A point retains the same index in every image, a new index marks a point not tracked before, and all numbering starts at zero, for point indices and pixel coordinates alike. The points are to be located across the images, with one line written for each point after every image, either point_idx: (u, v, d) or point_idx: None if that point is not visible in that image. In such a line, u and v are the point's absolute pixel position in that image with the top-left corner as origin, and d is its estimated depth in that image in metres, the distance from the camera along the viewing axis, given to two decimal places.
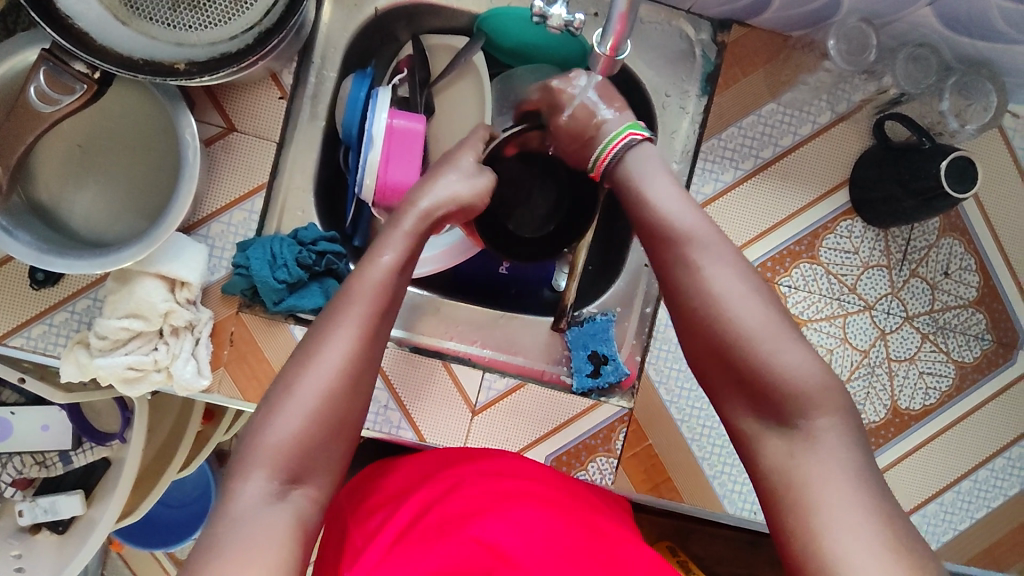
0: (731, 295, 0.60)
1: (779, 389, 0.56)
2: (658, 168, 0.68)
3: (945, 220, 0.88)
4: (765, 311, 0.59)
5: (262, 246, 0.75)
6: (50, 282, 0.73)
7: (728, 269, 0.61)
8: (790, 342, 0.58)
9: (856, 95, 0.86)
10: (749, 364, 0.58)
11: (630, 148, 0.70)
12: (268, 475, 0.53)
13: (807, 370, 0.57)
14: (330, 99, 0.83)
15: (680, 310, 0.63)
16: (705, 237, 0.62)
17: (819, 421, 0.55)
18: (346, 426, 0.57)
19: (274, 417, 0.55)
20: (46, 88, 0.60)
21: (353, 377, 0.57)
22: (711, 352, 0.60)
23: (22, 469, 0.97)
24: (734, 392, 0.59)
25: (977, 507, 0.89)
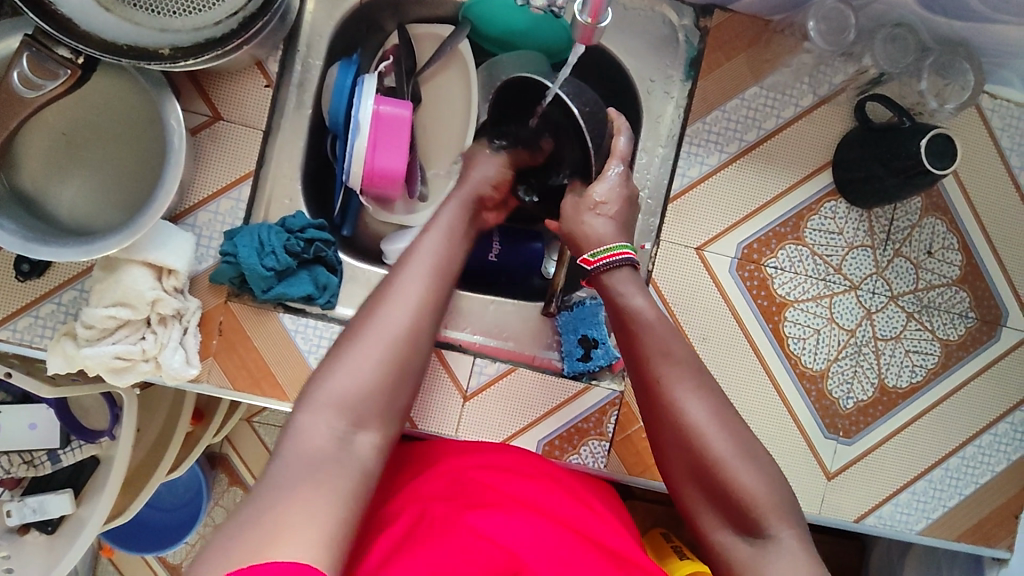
0: (708, 421, 0.60)
1: (753, 509, 0.57)
2: (633, 285, 0.69)
3: (926, 199, 0.89)
4: (738, 437, 0.60)
5: (249, 234, 0.75)
6: (35, 274, 0.73)
7: (703, 397, 0.62)
8: (760, 467, 0.59)
9: (837, 77, 0.87)
10: (722, 486, 0.59)
11: (618, 267, 0.70)
12: (336, 415, 0.54)
13: (772, 492, 0.58)
14: (316, 87, 0.83)
15: (657, 430, 0.63)
16: (680, 365, 0.63)
17: (785, 537, 0.56)
18: (405, 382, 0.58)
19: (329, 374, 0.56)
20: (29, 73, 0.60)
21: (412, 338, 0.59)
22: (686, 474, 0.61)
23: (10, 468, 0.95)
24: (711, 511, 0.60)
25: (966, 483, 0.90)
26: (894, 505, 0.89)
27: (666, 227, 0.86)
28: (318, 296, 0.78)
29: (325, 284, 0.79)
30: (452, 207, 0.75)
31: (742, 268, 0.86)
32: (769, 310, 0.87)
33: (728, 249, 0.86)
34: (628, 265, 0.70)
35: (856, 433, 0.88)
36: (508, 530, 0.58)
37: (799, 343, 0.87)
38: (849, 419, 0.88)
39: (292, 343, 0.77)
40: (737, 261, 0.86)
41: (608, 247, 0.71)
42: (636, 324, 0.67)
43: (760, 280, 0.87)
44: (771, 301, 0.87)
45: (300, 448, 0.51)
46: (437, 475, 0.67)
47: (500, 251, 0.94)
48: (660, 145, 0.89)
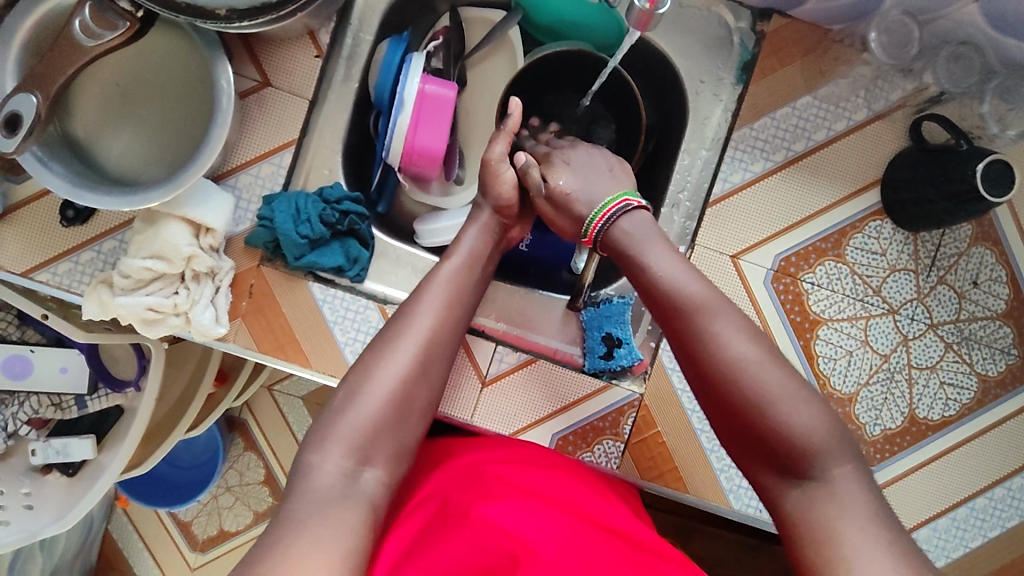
0: (749, 362, 0.59)
1: (803, 449, 0.56)
2: (652, 236, 0.68)
3: (976, 228, 0.86)
4: (780, 370, 0.59)
5: (287, 200, 0.76)
6: (79, 220, 0.75)
7: (745, 335, 0.61)
8: (808, 400, 0.58)
9: (895, 93, 0.84)
10: (770, 423, 0.57)
11: (625, 213, 0.70)
12: (345, 455, 0.57)
13: (821, 429, 0.57)
14: (365, 62, 0.83)
15: (693, 372, 0.62)
16: (713, 300, 0.63)
17: (841, 473, 0.56)
18: (417, 405, 0.62)
19: (347, 405, 0.59)
20: (90, 23, 0.61)
21: (426, 362, 0.63)
22: (728, 417, 0.60)
23: (39, 409, 0.99)
24: (756, 452, 0.59)
25: (991, 526, 0.87)
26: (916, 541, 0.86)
27: (703, 231, 0.84)
28: (349, 269, 0.79)
29: (356, 257, 0.80)
30: (475, 232, 0.75)
31: (777, 281, 0.84)
32: (801, 326, 0.85)
33: (765, 260, 0.84)
34: (636, 209, 0.70)
35: (880, 462, 0.86)
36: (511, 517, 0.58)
37: (829, 363, 0.85)
38: (873, 447, 0.86)
39: (319, 312, 0.78)
40: (773, 273, 0.84)
41: (617, 195, 0.72)
42: (658, 266, 0.66)
43: (795, 295, 0.85)
44: (804, 317, 0.85)
45: (308, 488, 0.55)
46: (451, 470, 0.67)
47: (532, 242, 0.97)
48: (703, 148, 0.87)
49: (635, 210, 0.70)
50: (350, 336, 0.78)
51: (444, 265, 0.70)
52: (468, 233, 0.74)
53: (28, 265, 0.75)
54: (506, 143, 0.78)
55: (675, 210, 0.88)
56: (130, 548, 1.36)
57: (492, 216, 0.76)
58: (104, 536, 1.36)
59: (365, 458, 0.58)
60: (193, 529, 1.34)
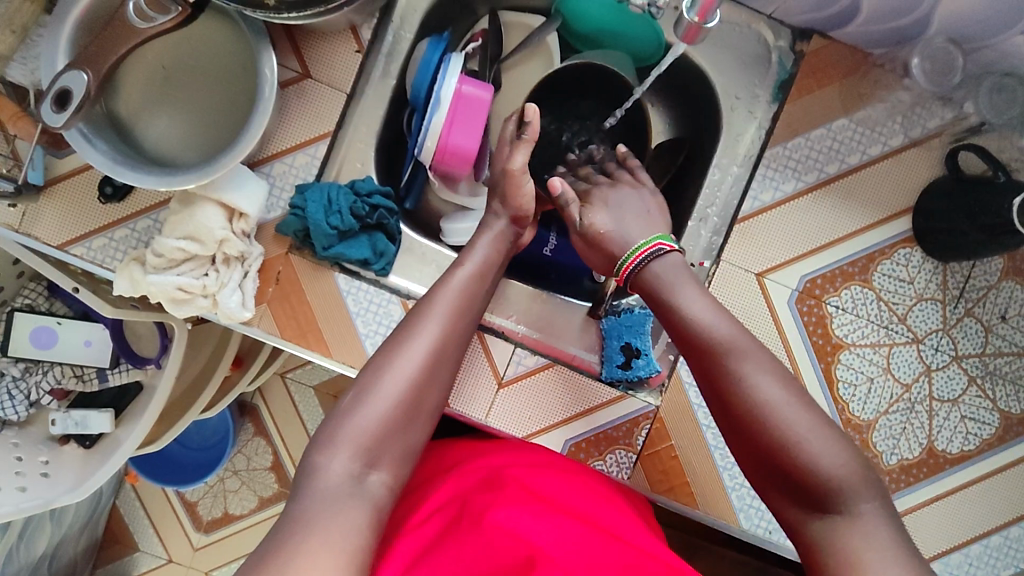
0: (778, 402, 0.59)
1: (831, 488, 0.56)
2: (682, 276, 0.69)
3: (1008, 262, 0.85)
4: (806, 408, 0.59)
5: (320, 190, 0.77)
6: (116, 198, 0.76)
7: (771, 376, 0.61)
8: (833, 438, 0.58)
9: (932, 121, 0.83)
10: (796, 461, 0.57)
11: (658, 256, 0.71)
12: (352, 457, 0.57)
13: (848, 467, 0.57)
14: (404, 59, 0.84)
15: (722, 411, 0.62)
16: (739, 335, 0.63)
17: (866, 510, 0.56)
18: (423, 409, 0.63)
19: (359, 403, 0.60)
20: (144, 6, 0.63)
21: (433, 368, 0.64)
22: (756, 456, 0.60)
23: (61, 379, 1.00)
24: (783, 490, 0.59)
25: (1004, 565, 0.85)
26: None
27: (729, 248, 0.84)
28: (375, 262, 0.80)
29: (382, 251, 0.80)
30: (487, 238, 0.75)
31: (801, 302, 0.84)
32: (823, 349, 0.84)
33: (790, 280, 0.84)
34: (669, 254, 0.71)
35: (895, 493, 0.85)
36: (525, 517, 0.59)
37: (849, 389, 0.84)
38: (890, 476, 0.85)
39: (343, 303, 0.79)
40: (798, 293, 0.84)
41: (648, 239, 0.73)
42: (686, 304, 0.66)
43: (819, 317, 0.84)
44: (826, 340, 0.84)
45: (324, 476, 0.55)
46: (467, 472, 0.68)
47: (556, 247, 0.96)
48: (735, 164, 0.87)
49: (668, 254, 0.71)
50: (372, 328, 0.79)
51: (452, 271, 0.71)
52: (480, 242, 0.75)
53: (63, 238, 0.77)
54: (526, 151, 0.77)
55: (702, 224, 0.88)
56: (136, 524, 1.37)
57: (508, 224, 0.77)
58: (111, 509, 1.37)
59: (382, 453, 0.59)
60: (199, 509, 1.36)
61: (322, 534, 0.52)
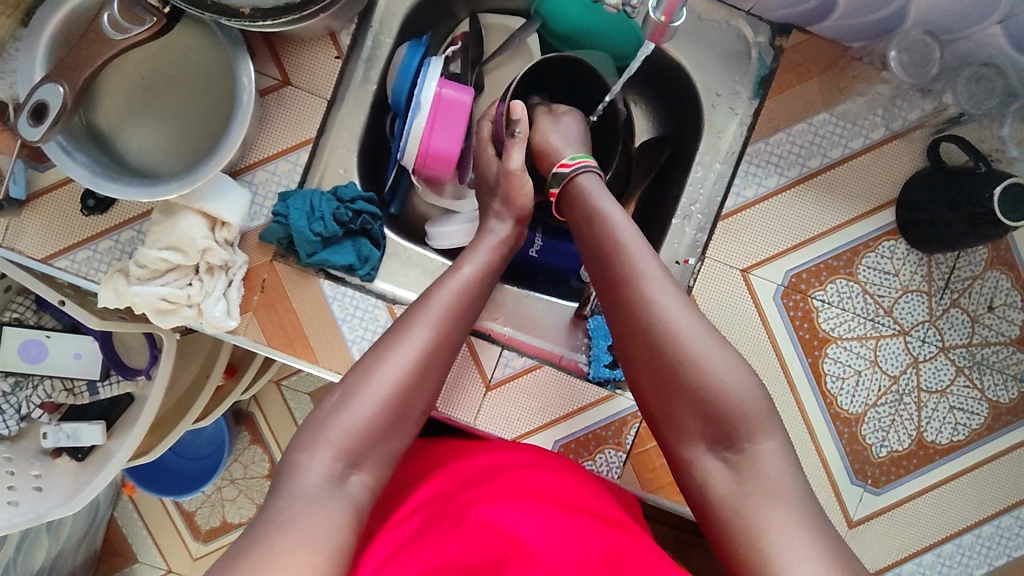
0: (681, 321, 0.62)
1: (724, 412, 0.59)
2: (601, 197, 0.72)
3: (992, 252, 0.85)
4: (715, 342, 0.61)
5: (302, 198, 0.77)
6: (99, 210, 0.76)
7: (675, 296, 0.63)
8: (739, 373, 0.60)
9: (913, 113, 0.83)
10: (696, 391, 0.60)
11: (584, 176, 0.74)
12: (334, 457, 0.57)
13: (744, 394, 0.59)
14: (384, 64, 0.84)
15: (625, 329, 0.65)
16: (653, 268, 0.65)
17: (764, 447, 0.58)
18: (410, 414, 0.63)
19: (349, 403, 0.60)
20: (118, 17, 0.63)
21: (422, 371, 0.63)
22: (661, 383, 0.62)
23: (51, 393, 1.00)
24: (683, 419, 0.61)
25: (997, 554, 0.85)
26: (917, 566, 0.85)
27: (713, 245, 0.84)
28: (360, 267, 0.80)
29: (367, 256, 0.80)
30: (489, 243, 0.75)
31: (787, 297, 0.84)
32: (810, 343, 0.84)
33: (775, 276, 0.84)
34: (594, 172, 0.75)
35: (885, 485, 0.85)
36: (509, 519, 0.59)
37: (837, 382, 0.84)
38: (880, 469, 0.85)
39: (328, 309, 0.79)
40: (783, 288, 0.84)
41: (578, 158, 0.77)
42: (607, 230, 0.69)
43: (804, 311, 0.84)
44: (813, 334, 0.84)
45: (309, 484, 0.55)
46: (452, 472, 0.68)
47: (542, 248, 0.96)
48: (718, 161, 0.87)
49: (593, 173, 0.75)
50: (358, 334, 0.79)
51: (449, 272, 0.70)
52: (477, 250, 0.74)
53: (48, 252, 0.77)
54: (520, 150, 0.77)
55: (687, 222, 0.88)
56: (134, 535, 1.37)
57: (508, 227, 0.76)
58: (109, 521, 1.37)
59: (365, 457, 0.59)
60: (196, 518, 1.35)
61: (309, 535, 0.52)
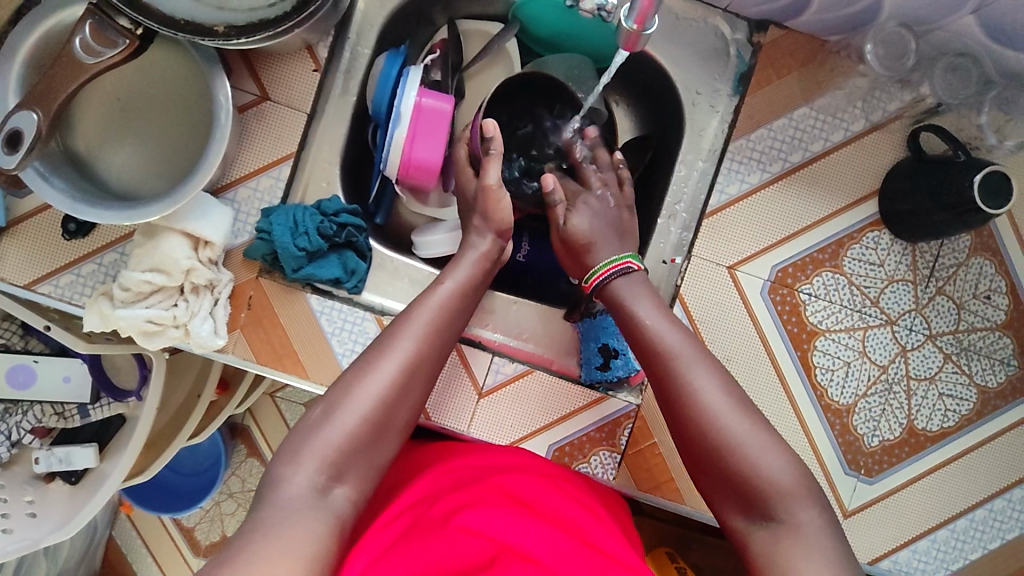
0: (721, 406, 0.63)
1: (767, 492, 0.59)
2: (639, 290, 0.72)
3: (975, 239, 0.86)
4: (750, 419, 0.62)
5: (285, 213, 0.77)
6: (81, 233, 0.76)
7: (716, 381, 0.64)
8: (775, 448, 0.61)
9: (892, 104, 0.83)
10: (734, 466, 0.60)
11: (624, 273, 0.73)
12: (317, 469, 0.57)
13: (784, 474, 0.60)
14: (363, 75, 0.84)
15: (670, 415, 0.65)
16: (690, 350, 0.66)
17: (804, 517, 0.58)
18: (393, 427, 0.63)
19: (330, 416, 0.60)
20: (90, 40, 0.62)
21: (405, 385, 0.63)
22: (700, 462, 0.63)
23: (42, 418, 0.99)
24: (724, 491, 0.61)
25: (990, 538, 0.86)
26: (912, 552, 0.86)
27: (698, 243, 0.84)
28: (347, 281, 0.80)
29: (354, 269, 0.80)
30: (470, 258, 0.75)
31: (774, 292, 0.84)
32: (798, 337, 0.85)
33: (761, 271, 0.84)
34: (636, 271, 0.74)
35: (878, 474, 0.85)
36: (496, 520, 0.59)
37: (826, 375, 0.85)
38: (872, 458, 0.85)
39: (317, 323, 0.78)
40: (770, 283, 0.84)
41: (611, 258, 0.75)
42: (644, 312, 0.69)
43: (792, 305, 0.85)
44: (801, 328, 0.85)
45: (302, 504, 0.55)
46: (442, 475, 0.68)
47: (528, 252, 0.97)
48: (700, 159, 0.88)
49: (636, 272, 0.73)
50: (348, 347, 0.79)
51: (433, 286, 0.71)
52: (456, 265, 0.74)
53: (30, 277, 0.76)
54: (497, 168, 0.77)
55: (671, 221, 0.88)
56: (133, 554, 1.37)
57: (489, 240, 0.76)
58: (107, 540, 1.37)
59: (345, 472, 0.59)
60: (195, 534, 1.35)
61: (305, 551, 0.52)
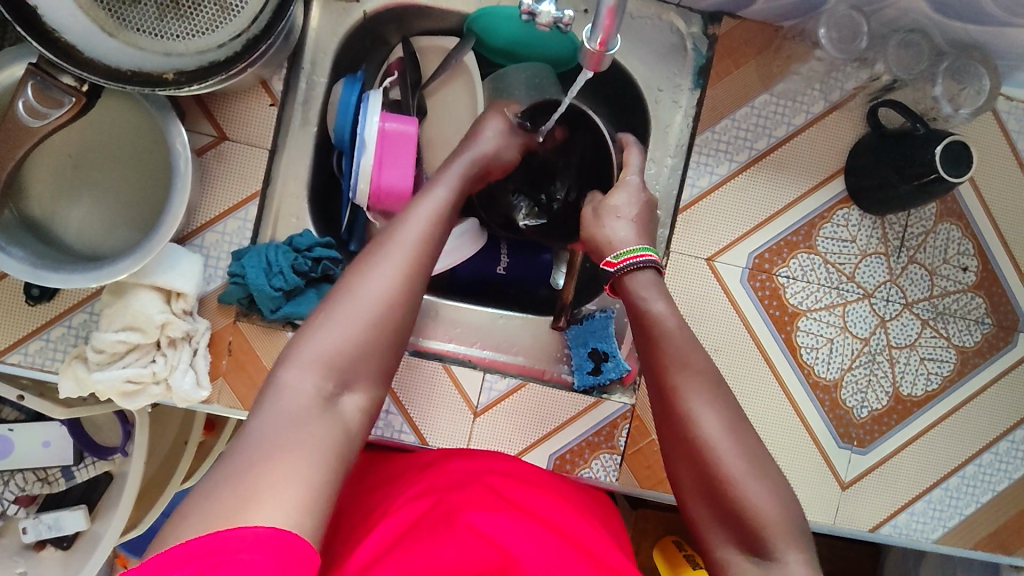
0: (722, 435, 0.58)
1: (762, 531, 0.54)
2: (654, 291, 0.67)
3: (940, 205, 0.88)
4: (752, 452, 0.58)
5: (257, 254, 0.75)
6: (45, 298, 0.73)
7: (720, 407, 0.59)
8: (773, 486, 0.56)
9: (848, 83, 0.86)
10: (725, 496, 0.56)
11: (642, 266, 0.68)
12: (321, 375, 0.50)
13: (780, 514, 0.55)
14: (321, 105, 0.83)
15: (669, 437, 0.61)
16: (693, 372, 0.61)
17: (794, 560, 0.53)
18: (400, 331, 0.55)
19: (333, 320, 0.53)
20: (34, 103, 0.61)
21: (412, 287, 0.56)
22: (696, 488, 0.58)
23: (25, 486, 0.96)
24: (712, 519, 0.57)
25: (982, 491, 0.89)
26: (910, 515, 0.88)
27: (675, 238, 0.85)
28: None
29: None
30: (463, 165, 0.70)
31: (753, 278, 0.85)
32: (781, 320, 0.86)
33: (739, 259, 0.85)
34: (649, 266, 0.68)
35: (871, 443, 0.88)
36: (502, 527, 0.58)
37: (812, 353, 0.86)
38: (864, 429, 0.87)
39: None
40: (747, 271, 0.85)
41: (630, 250, 0.70)
42: (653, 324, 0.64)
43: (772, 290, 0.86)
44: (783, 311, 0.86)
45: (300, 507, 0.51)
46: (440, 471, 0.66)
47: (508, 264, 0.95)
48: (669, 155, 0.88)
49: (650, 266, 0.68)
50: None
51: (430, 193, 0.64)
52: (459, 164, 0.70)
53: None
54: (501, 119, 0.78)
55: None
56: None
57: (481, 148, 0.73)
58: None
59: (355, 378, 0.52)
60: None
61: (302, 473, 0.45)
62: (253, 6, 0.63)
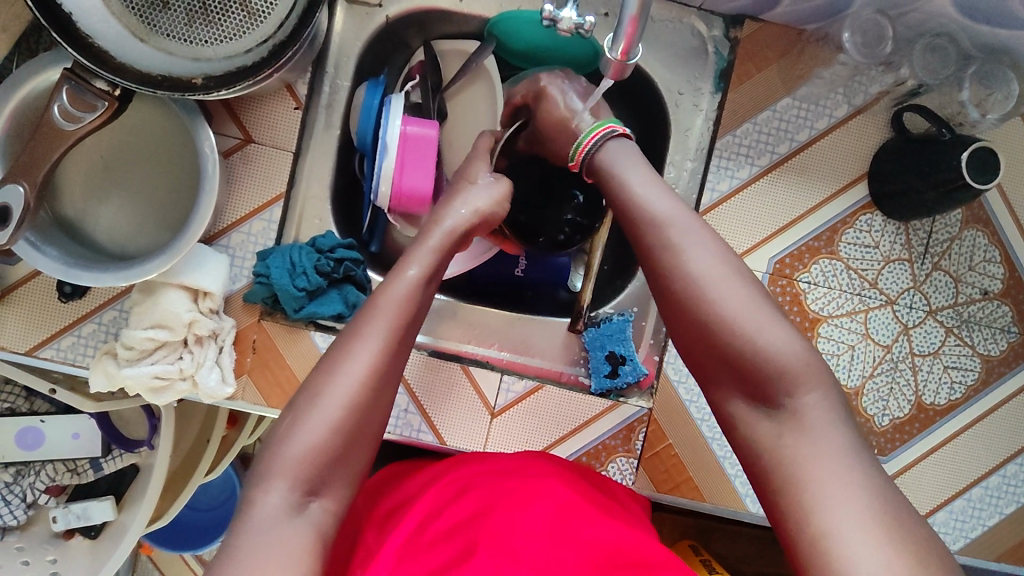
0: (712, 282, 0.59)
1: (772, 371, 0.55)
2: (628, 157, 0.70)
3: (966, 211, 0.87)
4: (745, 294, 0.59)
5: (281, 255, 0.77)
6: (77, 295, 0.75)
7: (707, 255, 0.60)
8: (772, 322, 0.58)
9: (873, 86, 0.85)
10: (728, 349, 0.57)
11: (609, 139, 0.72)
12: (291, 484, 0.52)
13: (789, 347, 0.56)
14: (345, 107, 0.84)
15: (661, 295, 0.62)
16: (685, 224, 0.62)
17: (810, 400, 0.55)
18: (364, 438, 0.57)
19: (295, 432, 0.54)
20: (68, 106, 0.63)
21: (376, 387, 0.57)
22: (695, 342, 0.60)
23: (56, 476, 0.99)
24: (721, 377, 0.59)
25: (1006, 503, 0.88)
26: (932, 525, 0.87)
27: None
28: (348, 313, 0.79)
29: (354, 302, 0.79)
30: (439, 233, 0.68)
31: (773, 283, 0.85)
32: (802, 326, 0.85)
33: (759, 264, 0.85)
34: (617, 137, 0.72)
35: (892, 451, 0.86)
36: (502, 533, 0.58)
37: (832, 360, 0.86)
38: (884, 437, 0.86)
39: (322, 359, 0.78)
40: (768, 276, 0.85)
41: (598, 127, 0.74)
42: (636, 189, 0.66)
43: (793, 295, 0.85)
44: (804, 316, 0.85)
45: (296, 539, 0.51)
46: (443, 483, 0.65)
47: (527, 266, 0.96)
48: (688, 159, 0.88)
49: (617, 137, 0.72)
50: None
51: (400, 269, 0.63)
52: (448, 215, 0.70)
53: (31, 343, 0.76)
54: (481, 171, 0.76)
55: None
56: None
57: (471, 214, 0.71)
58: None
59: (321, 488, 0.54)
60: None
61: None
62: (281, 11, 0.65)
